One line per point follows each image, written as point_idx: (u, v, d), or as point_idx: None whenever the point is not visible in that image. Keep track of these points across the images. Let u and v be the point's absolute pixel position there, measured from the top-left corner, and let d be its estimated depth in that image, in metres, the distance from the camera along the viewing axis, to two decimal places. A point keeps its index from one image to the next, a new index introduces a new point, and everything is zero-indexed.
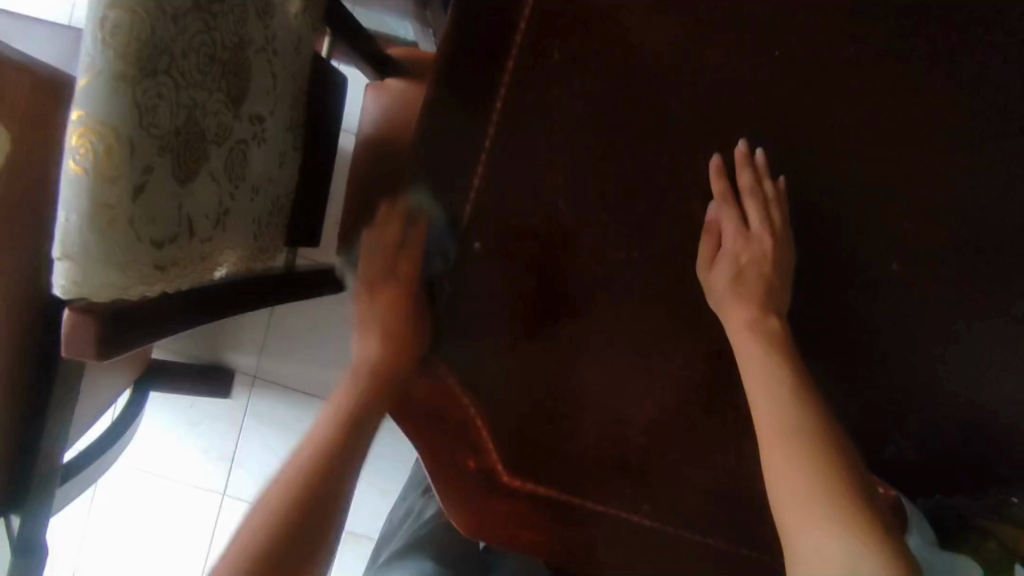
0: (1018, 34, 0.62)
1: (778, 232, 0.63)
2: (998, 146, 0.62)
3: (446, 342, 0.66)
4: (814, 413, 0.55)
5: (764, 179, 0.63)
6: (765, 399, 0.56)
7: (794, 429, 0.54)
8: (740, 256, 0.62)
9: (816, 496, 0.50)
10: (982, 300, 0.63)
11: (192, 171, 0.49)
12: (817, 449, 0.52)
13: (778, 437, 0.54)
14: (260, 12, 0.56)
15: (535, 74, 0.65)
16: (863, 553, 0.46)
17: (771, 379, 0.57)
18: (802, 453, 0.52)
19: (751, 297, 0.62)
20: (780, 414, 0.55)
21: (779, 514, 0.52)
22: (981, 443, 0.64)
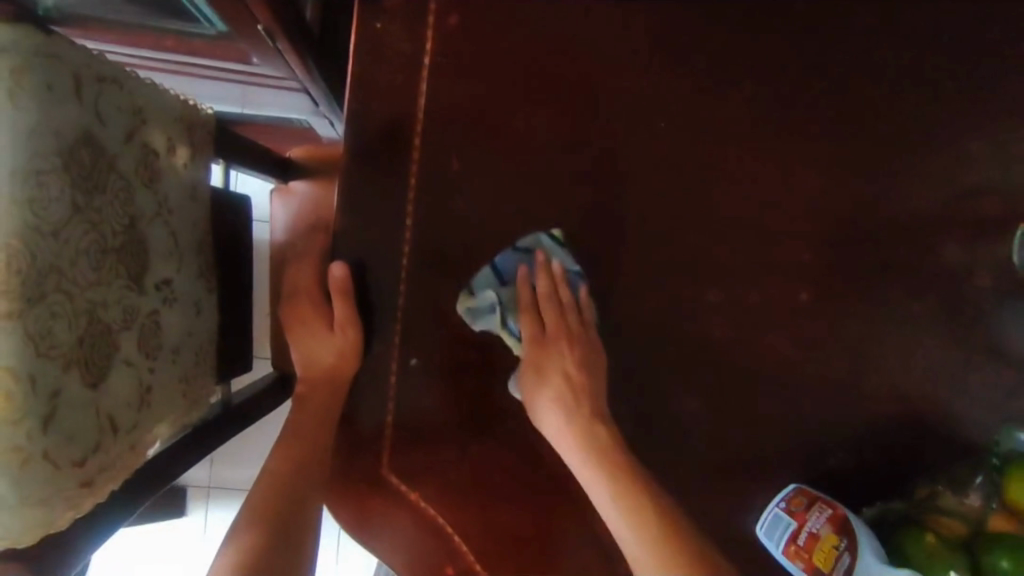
0: (871, 65, 0.67)
1: (580, 335, 0.64)
2: (872, 168, 0.68)
3: (400, 457, 0.66)
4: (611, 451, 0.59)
5: (560, 289, 0.65)
6: (580, 468, 0.59)
7: (604, 458, 0.58)
8: (546, 317, 0.64)
9: (631, 522, 0.55)
10: (884, 307, 0.69)
11: (105, 370, 0.47)
12: (615, 479, 0.57)
13: (590, 468, 0.58)
14: (147, 180, 0.55)
15: (439, 176, 0.65)
16: (662, 574, 0.53)
17: (572, 388, 0.62)
18: (603, 479, 0.57)
19: (556, 340, 0.64)
20: (581, 459, 0.59)
21: (620, 540, 0.56)
22: (903, 439, 0.70)
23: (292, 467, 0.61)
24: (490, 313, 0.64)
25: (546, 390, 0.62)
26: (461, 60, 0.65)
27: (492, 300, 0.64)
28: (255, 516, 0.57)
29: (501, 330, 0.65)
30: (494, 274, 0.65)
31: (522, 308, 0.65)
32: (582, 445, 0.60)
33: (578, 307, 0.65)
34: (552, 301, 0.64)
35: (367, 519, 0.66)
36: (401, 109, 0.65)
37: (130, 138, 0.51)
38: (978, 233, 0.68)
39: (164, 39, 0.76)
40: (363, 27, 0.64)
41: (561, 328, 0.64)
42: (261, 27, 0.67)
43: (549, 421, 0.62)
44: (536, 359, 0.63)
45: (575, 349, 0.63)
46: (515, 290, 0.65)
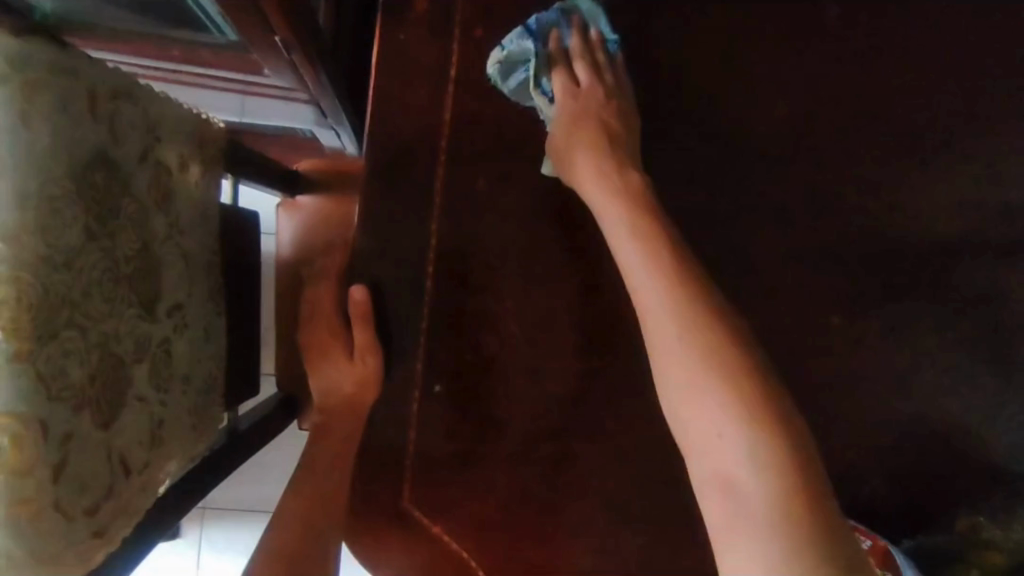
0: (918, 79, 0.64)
1: (613, 95, 0.60)
2: (919, 186, 0.64)
3: (423, 490, 0.62)
4: (677, 260, 0.48)
5: (597, 58, 0.60)
6: (671, 342, 0.46)
7: (682, 282, 0.47)
8: (583, 90, 0.59)
9: (751, 454, 0.42)
10: (932, 327, 0.64)
11: (117, 408, 0.44)
12: (692, 304, 0.46)
13: (655, 271, 0.48)
14: (160, 201, 0.51)
15: (464, 195, 0.63)
16: (760, 470, 0.41)
17: (594, 180, 0.55)
18: (668, 270, 0.48)
19: (592, 118, 0.58)
20: (650, 284, 0.48)
21: (653, 358, 0.47)
22: (949, 471, 0.65)
23: (307, 504, 0.58)
24: (521, 71, 0.61)
25: (580, 145, 0.57)
26: (488, 74, 0.63)
27: (529, 50, 0.60)
28: (266, 562, 0.55)
29: (533, 87, 0.61)
30: (526, 33, 0.60)
31: (556, 63, 0.61)
32: (649, 235, 0.50)
33: (615, 87, 0.60)
34: (613, 125, 0.58)
35: (387, 554, 0.63)
36: (424, 124, 0.62)
37: (144, 156, 0.48)
38: None
39: (170, 48, 0.72)
40: (386, 39, 0.61)
41: (598, 102, 0.59)
42: (278, 38, 0.64)
43: (585, 181, 0.55)
44: (567, 124, 0.58)
45: (607, 98, 0.59)
46: (546, 47, 0.61)
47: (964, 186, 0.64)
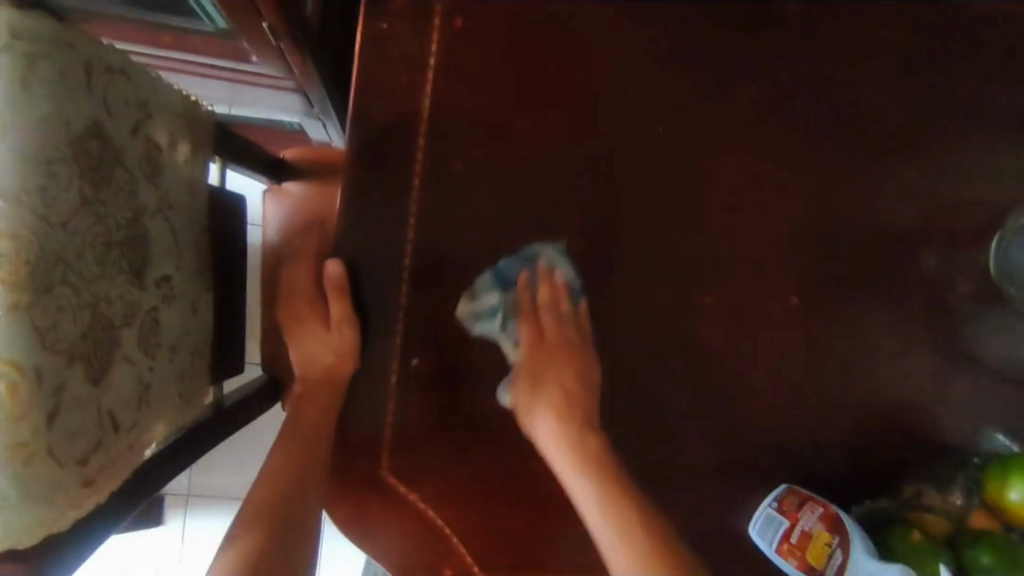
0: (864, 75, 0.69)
1: (584, 338, 0.65)
2: (866, 175, 0.70)
3: (401, 458, 0.65)
4: (608, 459, 0.58)
5: (561, 300, 0.65)
6: (579, 489, 0.56)
7: (593, 463, 0.57)
8: (550, 329, 0.64)
9: (626, 536, 0.52)
10: (877, 306, 0.71)
11: (107, 366, 0.46)
12: (607, 488, 0.55)
13: (578, 467, 0.57)
14: (150, 175, 0.54)
15: (443, 177, 0.66)
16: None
17: (551, 365, 0.62)
18: (593, 491, 0.55)
19: (567, 363, 0.63)
20: (588, 491, 0.55)
21: (602, 550, 0.54)
22: (893, 443, 0.72)
23: (288, 466, 0.61)
24: (489, 320, 0.65)
25: (542, 403, 0.61)
26: (466, 63, 0.66)
27: (493, 304, 0.65)
28: (250, 519, 0.57)
29: (501, 336, 0.65)
30: (497, 277, 0.65)
31: (523, 313, 0.65)
32: (587, 467, 0.57)
33: (576, 314, 0.66)
34: (552, 310, 0.65)
35: (366, 520, 0.66)
36: (405, 109, 0.65)
37: (136, 131, 0.51)
38: (960, 241, 0.71)
39: (161, 35, 0.75)
40: (368, 27, 0.64)
41: (554, 315, 0.64)
42: (266, 25, 0.67)
43: (546, 426, 0.60)
44: (537, 358, 0.63)
45: (578, 350, 0.64)
46: (517, 291, 0.65)
47: (900, 183, 0.71)
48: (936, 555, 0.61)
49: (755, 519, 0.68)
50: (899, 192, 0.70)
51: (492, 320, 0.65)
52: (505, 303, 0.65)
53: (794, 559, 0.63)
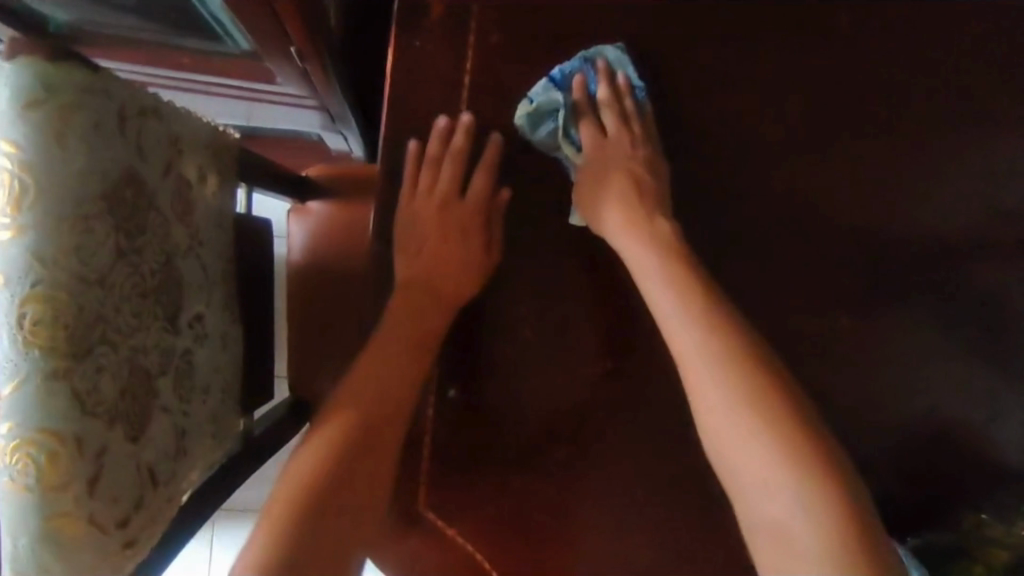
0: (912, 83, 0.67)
1: (656, 171, 0.63)
2: (920, 187, 0.68)
3: (437, 492, 0.64)
4: (739, 338, 0.51)
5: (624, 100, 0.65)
6: (704, 377, 0.50)
7: (738, 355, 0.50)
8: (628, 165, 0.62)
9: (784, 462, 0.47)
10: (933, 321, 0.69)
11: (145, 420, 0.45)
12: (756, 387, 0.49)
13: (715, 357, 0.50)
14: (180, 214, 0.52)
15: (477, 201, 0.64)
16: (812, 501, 0.46)
17: (666, 265, 0.55)
18: (740, 382, 0.49)
19: (645, 226, 0.58)
20: (696, 340, 0.51)
21: (722, 473, 0.50)
22: (956, 469, 0.68)
23: (315, 460, 0.54)
24: (550, 121, 0.64)
25: (610, 193, 0.61)
26: (501, 82, 0.63)
27: (554, 101, 0.63)
28: (272, 524, 0.50)
29: (564, 144, 0.64)
30: (553, 82, 0.63)
31: (581, 113, 0.64)
32: (734, 360, 0.50)
33: (640, 115, 0.65)
34: (622, 126, 0.64)
35: (403, 555, 0.64)
36: (440, 130, 0.62)
37: (168, 171, 0.49)
38: (1017, 253, 0.70)
39: (180, 58, 0.73)
40: (401, 47, 0.62)
41: (622, 132, 0.64)
42: (293, 49, 0.64)
43: (619, 236, 0.59)
44: (599, 162, 0.63)
45: (637, 150, 0.63)
46: (572, 95, 0.64)
47: (952, 197, 0.69)
48: None
49: None
50: (954, 203, 0.69)
51: (553, 123, 0.64)
52: (568, 106, 0.64)
53: None
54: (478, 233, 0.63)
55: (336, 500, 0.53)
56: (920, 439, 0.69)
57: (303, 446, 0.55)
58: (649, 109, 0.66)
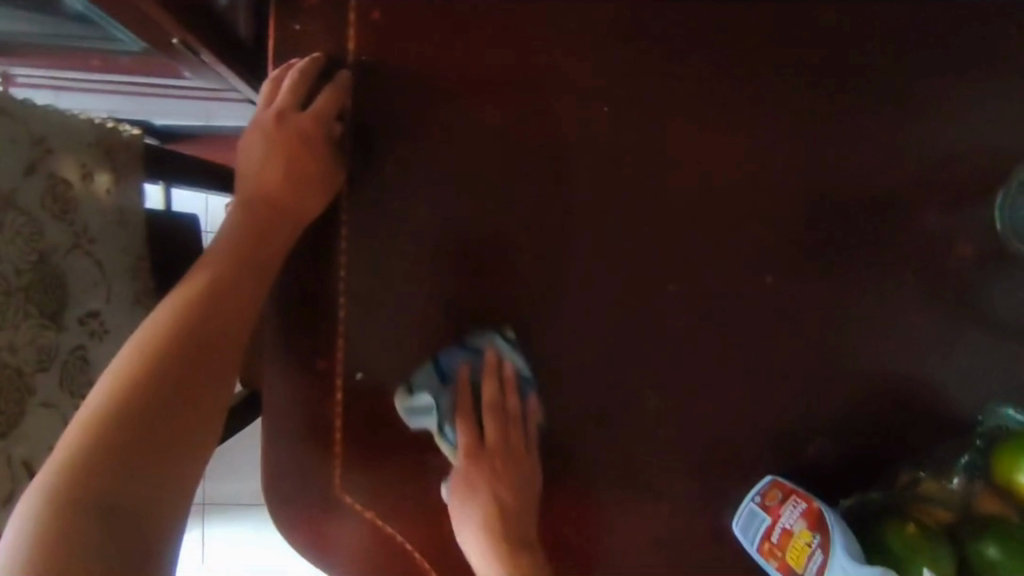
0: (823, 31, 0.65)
1: (517, 444, 0.64)
2: (838, 137, 0.67)
3: (354, 476, 0.64)
4: (531, 557, 0.60)
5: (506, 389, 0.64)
6: (481, 557, 0.60)
7: (518, 557, 0.59)
8: (488, 434, 0.63)
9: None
10: (861, 275, 0.67)
11: (18, 417, 0.47)
12: (534, 565, 0.60)
13: (520, 571, 0.59)
14: (58, 212, 0.51)
15: (374, 182, 0.63)
16: None
17: (513, 471, 0.63)
18: (516, 562, 0.59)
19: (483, 486, 0.62)
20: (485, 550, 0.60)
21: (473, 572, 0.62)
22: (891, 422, 0.67)
23: (141, 379, 0.45)
24: (425, 416, 0.63)
25: (469, 510, 0.62)
26: (387, 58, 0.62)
27: (428, 402, 0.63)
28: (83, 450, 0.42)
29: (440, 433, 0.63)
30: (434, 373, 0.63)
31: (460, 410, 0.63)
32: (523, 574, 0.59)
33: (524, 416, 0.65)
34: (490, 390, 0.63)
35: (325, 540, 0.64)
36: (318, 105, 0.60)
37: (30, 171, 0.49)
38: (950, 200, 0.67)
39: (90, 60, 0.74)
40: (280, 29, 0.61)
41: (500, 432, 0.63)
42: (176, 40, 0.64)
43: (459, 500, 0.62)
44: (474, 463, 0.62)
45: (523, 458, 0.64)
46: (451, 394, 0.63)
47: (870, 145, 0.67)
48: (934, 550, 0.56)
49: (738, 515, 0.65)
50: (877, 153, 0.67)
51: (429, 417, 0.63)
52: (444, 402, 0.63)
53: (774, 560, 0.60)
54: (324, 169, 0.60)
55: (185, 383, 0.46)
56: (851, 396, 0.68)
57: (161, 307, 0.49)
58: (516, 375, 0.64)
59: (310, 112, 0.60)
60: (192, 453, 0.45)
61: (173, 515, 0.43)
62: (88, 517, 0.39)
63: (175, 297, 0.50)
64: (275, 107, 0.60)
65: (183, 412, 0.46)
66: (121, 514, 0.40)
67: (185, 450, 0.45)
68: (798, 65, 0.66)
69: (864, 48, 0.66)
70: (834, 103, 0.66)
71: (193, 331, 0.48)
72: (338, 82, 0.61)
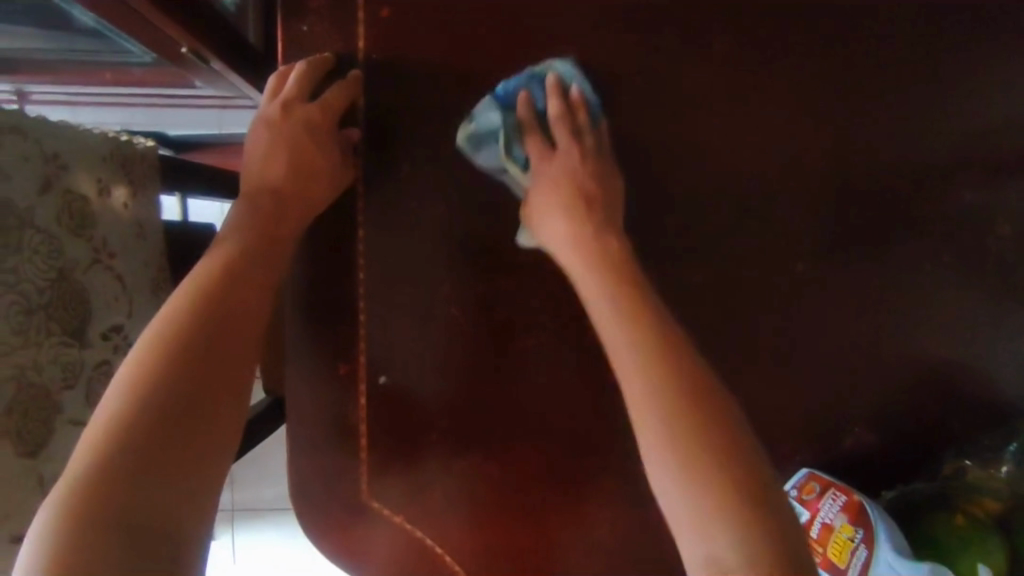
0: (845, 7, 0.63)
1: (588, 154, 0.58)
2: (864, 115, 0.64)
3: (381, 481, 0.63)
4: (691, 370, 0.42)
5: (582, 133, 0.59)
6: (652, 420, 0.41)
7: (675, 369, 0.42)
8: (564, 162, 0.56)
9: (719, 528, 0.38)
10: (894, 258, 0.65)
11: (46, 436, 0.47)
12: (710, 433, 0.40)
13: (661, 345, 0.43)
14: (76, 228, 0.51)
15: (391, 182, 0.62)
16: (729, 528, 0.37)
17: (606, 257, 0.50)
18: (647, 341, 0.43)
19: (611, 271, 0.49)
20: (631, 352, 0.43)
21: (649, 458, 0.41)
22: (932, 411, 0.65)
23: (161, 366, 0.40)
24: (491, 143, 0.60)
25: (554, 211, 0.55)
26: (397, 56, 0.61)
27: (494, 121, 0.59)
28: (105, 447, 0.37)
29: (507, 160, 0.59)
30: (496, 98, 0.60)
31: (529, 128, 0.59)
32: (670, 381, 0.42)
33: (594, 133, 0.60)
34: (566, 119, 0.59)
35: (354, 546, 0.64)
36: (328, 97, 0.58)
37: (45, 188, 0.48)
38: (985, 176, 0.64)
39: (103, 74, 0.74)
40: (287, 32, 0.60)
41: (570, 140, 0.58)
42: (185, 49, 0.64)
43: (567, 255, 0.52)
44: (552, 168, 0.57)
45: (587, 159, 0.57)
46: (519, 112, 0.59)
47: (899, 121, 0.64)
48: (987, 543, 0.53)
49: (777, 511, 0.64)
50: (906, 131, 0.64)
51: (495, 143, 0.60)
52: (509, 122, 0.59)
53: (815, 555, 0.58)
54: (329, 170, 0.57)
55: (202, 384, 0.41)
56: (888, 384, 0.65)
57: (167, 304, 0.44)
58: (604, 130, 0.61)
59: (316, 102, 0.57)
60: (217, 458, 0.39)
61: (203, 528, 0.37)
62: (110, 540, 0.34)
63: (183, 292, 0.44)
64: (280, 100, 0.57)
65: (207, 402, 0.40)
66: (153, 520, 0.35)
67: (209, 455, 0.39)
68: (823, 42, 0.63)
69: (894, 21, 0.63)
70: (859, 81, 0.63)
71: (207, 328, 0.43)
72: (349, 83, 0.59)
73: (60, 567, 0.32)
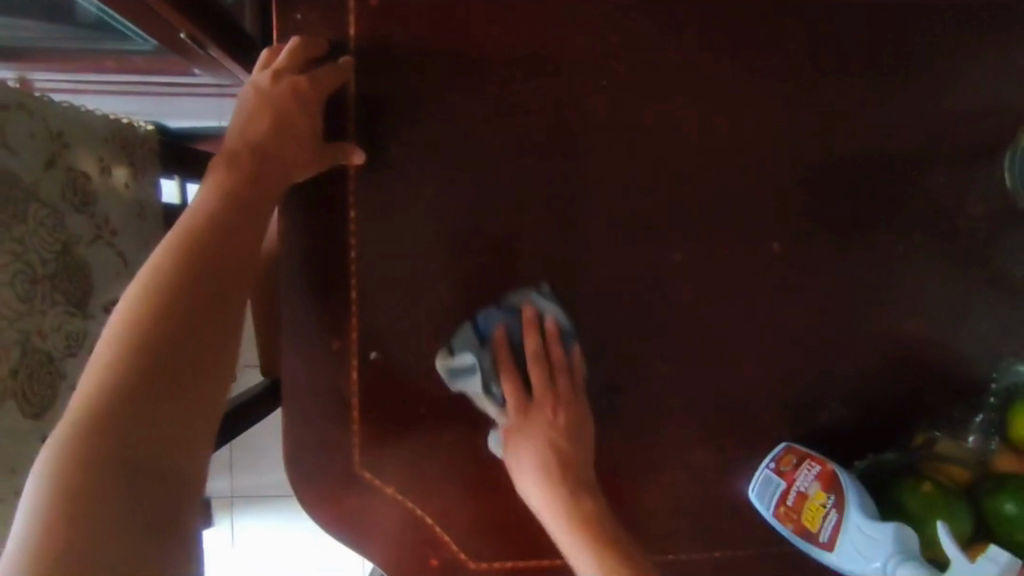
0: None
1: (552, 353, 0.62)
2: (839, 101, 0.66)
3: (373, 453, 0.66)
4: (588, 503, 0.56)
5: (549, 348, 0.62)
6: (531, 489, 0.58)
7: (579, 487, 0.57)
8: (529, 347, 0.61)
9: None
10: (869, 239, 0.67)
11: (50, 399, 0.49)
12: (580, 511, 0.55)
13: (569, 465, 0.58)
14: (77, 204, 0.53)
15: (383, 164, 0.64)
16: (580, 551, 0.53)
17: (557, 407, 0.60)
18: (541, 444, 0.59)
19: (537, 427, 0.60)
20: (546, 503, 0.57)
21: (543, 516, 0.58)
22: (906, 387, 0.67)
23: (144, 326, 0.43)
24: (470, 374, 0.63)
25: (529, 446, 0.59)
26: (388, 42, 0.64)
27: (467, 356, 0.63)
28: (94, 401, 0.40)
29: (483, 398, 0.64)
30: (474, 332, 0.63)
31: (505, 367, 0.62)
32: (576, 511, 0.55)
33: (571, 366, 0.63)
34: (540, 362, 0.61)
35: (346, 517, 0.66)
36: (327, 72, 0.60)
37: (49, 164, 0.51)
38: (957, 160, 0.66)
39: (105, 62, 0.76)
40: (283, 18, 0.62)
41: (549, 391, 0.61)
42: (184, 35, 0.66)
43: (525, 470, 0.59)
44: (520, 420, 0.60)
45: (560, 415, 0.60)
46: (494, 350, 0.62)
47: (873, 107, 0.66)
48: (949, 508, 0.56)
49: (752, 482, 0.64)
50: (880, 116, 0.66)
51: (472, 377, 0.63)
52: (483, 360, 0.63)
53: (791, 523, 0.61)
54: (313, 144, 0.59)
55: (186, 342, 0.44)
56: (864, 361, 0.68)
57: (150, 264, 0.46)
58: (576, 357, 0.63)
59: (310, 77, 0.59)
60: (201, 407, 0.43)
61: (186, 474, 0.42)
62: (107, 476, 0.38)
63: (167, 250, 0.47)
64: (271, 71, 0.58)
65: (187, 359, 0.44)
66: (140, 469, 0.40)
67: (193, 406, 0.43)
68: (799, 30, 0.66)
69: (866, 9, 0.65)
70: (834, 67, 0.66)
71: (191, 289, 0.46)
72: (342, 66, 0.61)
73: (60, 508, 0.37)
